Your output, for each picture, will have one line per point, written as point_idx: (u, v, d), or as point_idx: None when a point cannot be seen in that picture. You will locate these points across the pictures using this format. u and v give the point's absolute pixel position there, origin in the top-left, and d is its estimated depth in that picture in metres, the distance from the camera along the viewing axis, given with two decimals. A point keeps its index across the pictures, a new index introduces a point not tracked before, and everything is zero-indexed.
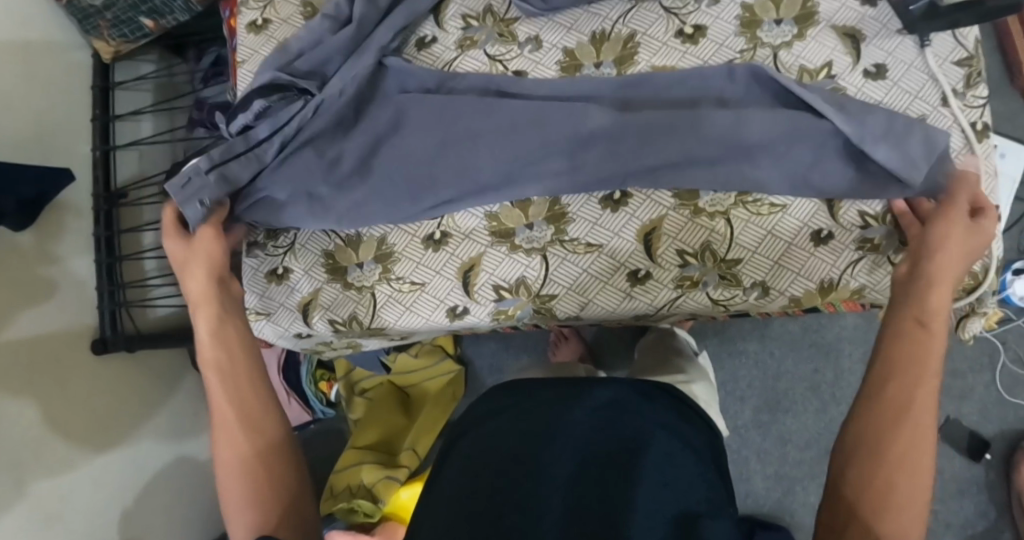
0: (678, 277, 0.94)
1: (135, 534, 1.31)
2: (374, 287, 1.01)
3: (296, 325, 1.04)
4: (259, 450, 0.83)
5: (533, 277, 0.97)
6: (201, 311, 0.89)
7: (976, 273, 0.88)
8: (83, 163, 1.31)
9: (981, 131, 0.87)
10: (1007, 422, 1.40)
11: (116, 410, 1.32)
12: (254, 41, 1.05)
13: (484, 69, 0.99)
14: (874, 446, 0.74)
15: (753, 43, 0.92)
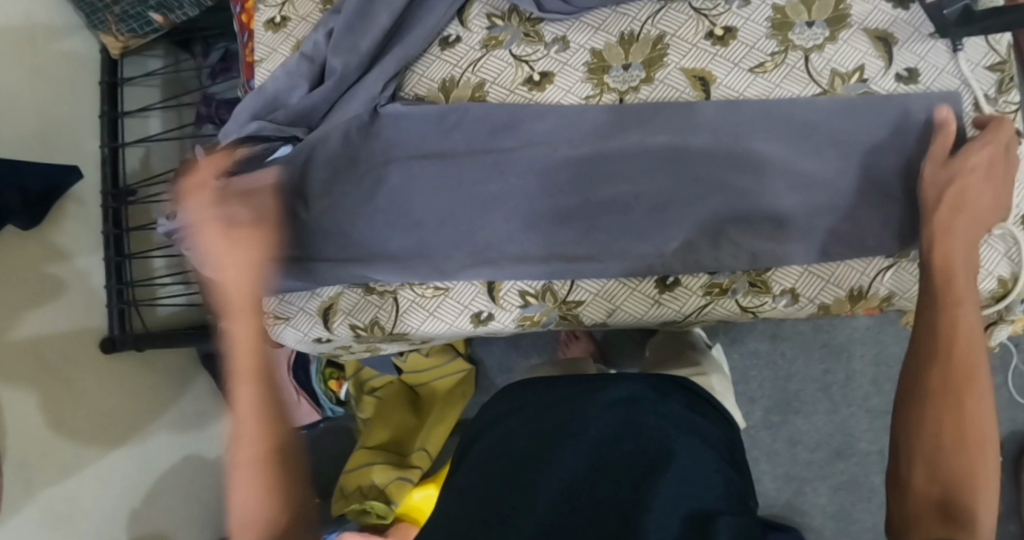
0: (707, 283, 0.93)
1: (143, 533, 1.30)
2: (395, 292, 0.99)
3: (316, 329, 1.01)
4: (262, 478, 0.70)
5: (559, 284, 0.95)
6: (244, 320, 0.74)
7: (1004, 281, 0.83)
8: (89, 160, 1.29)
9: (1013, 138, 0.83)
10: (1018, 425, 1.44)
11: (126, 408, 1.30)
12: (272, 39, 1.01)
13: (510, 70, 0.96)
14: (958, 435, 0.66)
15: (785, 46, 0.90)
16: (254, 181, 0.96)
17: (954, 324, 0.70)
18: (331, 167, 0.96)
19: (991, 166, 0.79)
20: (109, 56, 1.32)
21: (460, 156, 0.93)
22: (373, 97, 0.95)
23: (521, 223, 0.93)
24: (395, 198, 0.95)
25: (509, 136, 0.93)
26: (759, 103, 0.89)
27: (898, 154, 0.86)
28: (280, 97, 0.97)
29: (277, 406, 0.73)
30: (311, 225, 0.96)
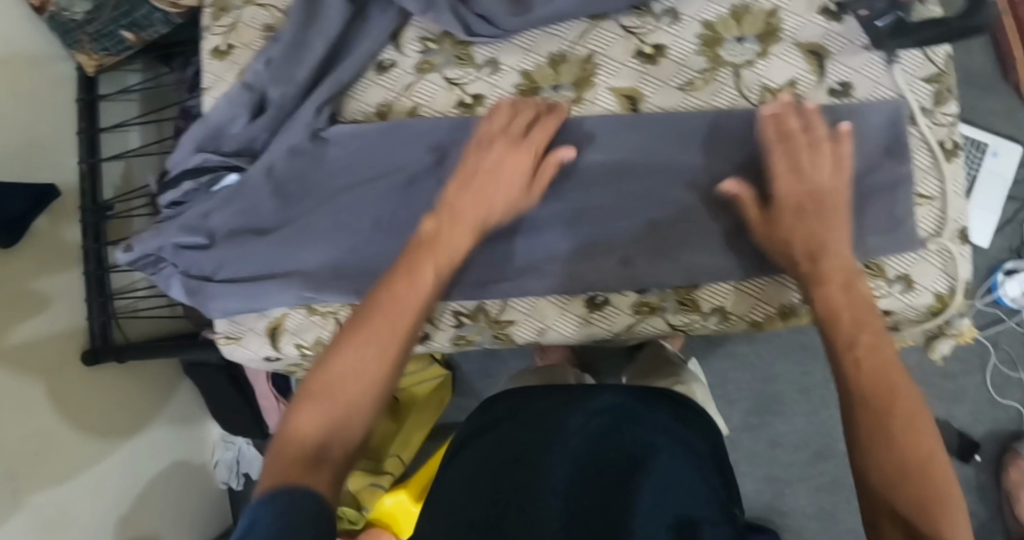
0: (637, 302, 0.93)
1: (132, 535, 1.33)
2: (337, 312, 0.90)
3: (265, 349, 0.93)
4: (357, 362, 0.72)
5: (492, 304, 0.95)
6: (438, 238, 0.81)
7: (942, 296, 0.85)
8: (69, 176, 1.32)
9: (950, 150, 0.86)
10: (998, 422, 1.47)
11: (105, 419, 1.32)
12: (218, 68, 0.95)
13: (444, 95, 0.93)
14: (901, 461, 0.67)
15: (714, 63, 0.91)
16: (201, 212, 0.91)
17: (864, 355, 0.72)
18: (275, 189, 0.91)
19: (802, 152, 0.81)
20: (86, 74, 1.34)
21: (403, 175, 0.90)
22: (310, 122, 0.91)
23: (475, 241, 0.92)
24: (339, 221, 0.89)
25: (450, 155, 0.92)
26: (697, 119, 0.89)
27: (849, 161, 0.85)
28: (222, 126, 0.92)
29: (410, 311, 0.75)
30: (262, 248, 0.90)
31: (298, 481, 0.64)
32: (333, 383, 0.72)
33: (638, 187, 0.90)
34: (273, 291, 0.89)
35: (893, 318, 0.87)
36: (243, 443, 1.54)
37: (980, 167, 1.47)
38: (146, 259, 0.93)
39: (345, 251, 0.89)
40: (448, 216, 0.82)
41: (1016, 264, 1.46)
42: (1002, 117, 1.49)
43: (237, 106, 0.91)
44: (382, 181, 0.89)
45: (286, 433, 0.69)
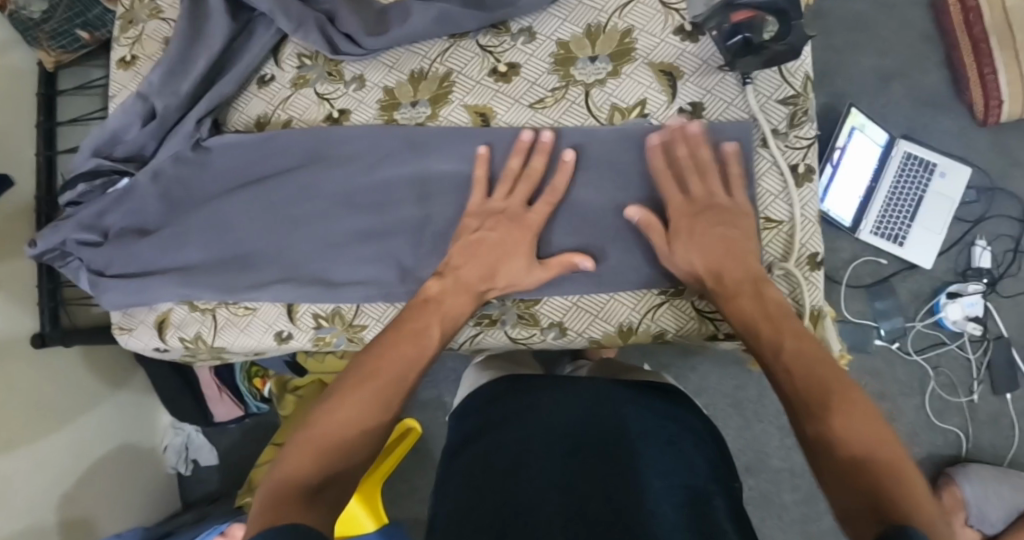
0: (478, 314, 0.97)
1: (72, 518, 1.36)
2: (215, 309, 0.99)
3: (153, 340, 1.01)
4: (353, 411, 0.78)
5: (348, 307, 0.96)
6: (439, 296, 0.90)
7: None
8: (27, 167, 1.35)
9: (803, 173, 0.92)
10: (937, 447, 1.44)
11: (58, 402, 1.37)
12: (123, 77, 1.06)
13: (314, 109, 1.01)
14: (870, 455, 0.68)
15: (565, 81, 0.96)
16: (97, 210, 1.00)
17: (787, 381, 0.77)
18: (162, 195, 1.00)
19: (688, 175, 0.90)
20: (43, 68, 1.37)
21: (280, 181, 0.97)
22: (192, 133, 0.99)
23: (346, 247, 0.96)
24: (217, 227, 0.98)
25: (322, 161, 0.97)
26: (561, 134, 0.94)
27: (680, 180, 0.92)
28: (117, 133, 1.00)
29: (404, 364, 0.83)
30: (143, 248, 0.99)
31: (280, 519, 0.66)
32: (332, 433, 0.76)
33: None
34: (156, 289, 0.98)
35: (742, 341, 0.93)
36: (193, 429, 1.64)
37: (928, 185, 1.44)
38: (52, 253, 0.99)
39: (222, 253, 0.98)
40: (452, 279, 0.90)
41: (960, 286, 1.43)
42: (952, 137, 1.48)
43: (132, 114, 1.00)
44: (261, 183, 0.98)
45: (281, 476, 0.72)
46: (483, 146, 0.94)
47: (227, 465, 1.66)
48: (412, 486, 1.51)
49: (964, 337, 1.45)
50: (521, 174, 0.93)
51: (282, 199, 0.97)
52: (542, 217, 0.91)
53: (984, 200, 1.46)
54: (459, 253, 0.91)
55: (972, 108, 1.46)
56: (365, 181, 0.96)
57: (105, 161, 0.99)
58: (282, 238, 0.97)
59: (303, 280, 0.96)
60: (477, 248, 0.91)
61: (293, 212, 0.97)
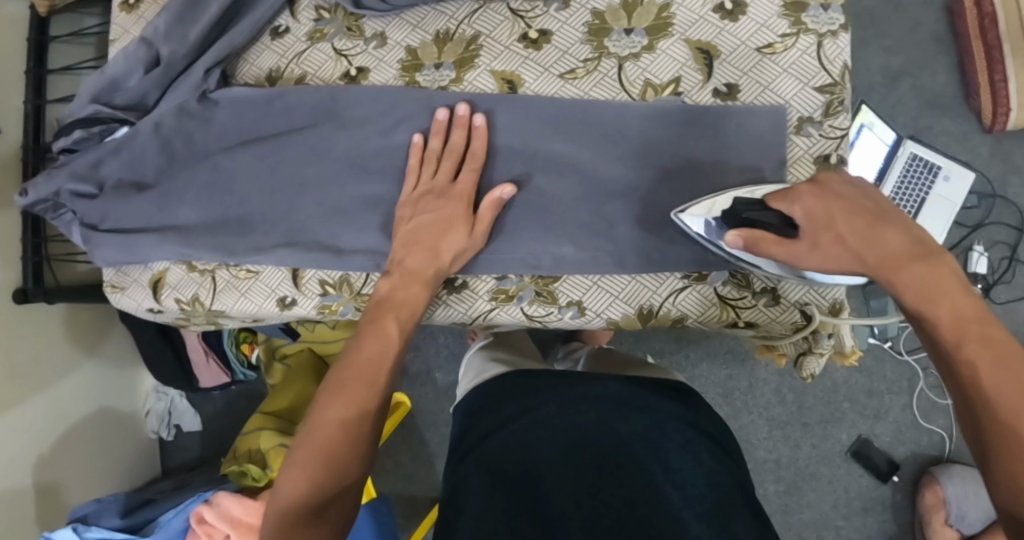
0: (494, 288, 0.94)
1: (45, 483, 1.31)
2: (214, 270, 0.94)
3: (147, 301, 0.96)
4: (334, 417, 0.76)
5: (357, 275, 0.92)
6: (399, 279, 0.87)
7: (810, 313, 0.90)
8: (13, 114, 1.31)
9: (833, 164, 0.90)
10: (919, 447, 1.47)
11: (38, 363, 1.33)
12: (125, 20, 1.01)
13: (331, 65, 0.97)
14: None
15: (598, 52, 0.93)
16: (92, 159, 0.94)
17: (984, 358, 0.69)
18: (162, 147, 0.95)
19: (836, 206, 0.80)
20: (37, 14, 1.33)
21: (287, 139, 0.93)
22: (199, 83, 0.94)
23: (357, 214, 0.92)
24: (218, 183, 0.94)
25: (335, 121, 0.93)
26: (592, 109, 0.92)
27: (704, 160, 0.90)
28: (117, 79, 0.95)
29: (372, 358, 0.80)
30: (142, 201, 0.94)
31: None
32: (320, 446, 0.74)
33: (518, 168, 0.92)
34: (151, 247, 0.92)
35: (759, 331, 0.93)
36: (176, 394, 1.60)
37: (931, 188, 1.43)
38: (43, 204, 0.94)
39: (223, 212, 0.94)
40: (401, 273, 0.87)
41: None
42: (956, 141, 1.47)
43: (134, 60, 0.94)
44: (270, 139, 0.94)
45: (276, 506, 0.72)
46: (416, 135, 0.92)
47: (208, 432, 1.62)
48: (396, 461, 1.50)
49: None
50: (444, 152, 0.91)
51: (289, 159, 0.93)
52: (471, 186, 0.89)
53: (985, 206, 1.46)
54: (404, 240, 0.88)
55: (979, 114, 1.45)
56: (379, 146, 0.93)
57: (104, 109, 0.93)
58: (288, 199, 0.93)
59: (308, 244, 0.91)
60: (415, 234, 0.88)
61: (301, 174, 0.93)
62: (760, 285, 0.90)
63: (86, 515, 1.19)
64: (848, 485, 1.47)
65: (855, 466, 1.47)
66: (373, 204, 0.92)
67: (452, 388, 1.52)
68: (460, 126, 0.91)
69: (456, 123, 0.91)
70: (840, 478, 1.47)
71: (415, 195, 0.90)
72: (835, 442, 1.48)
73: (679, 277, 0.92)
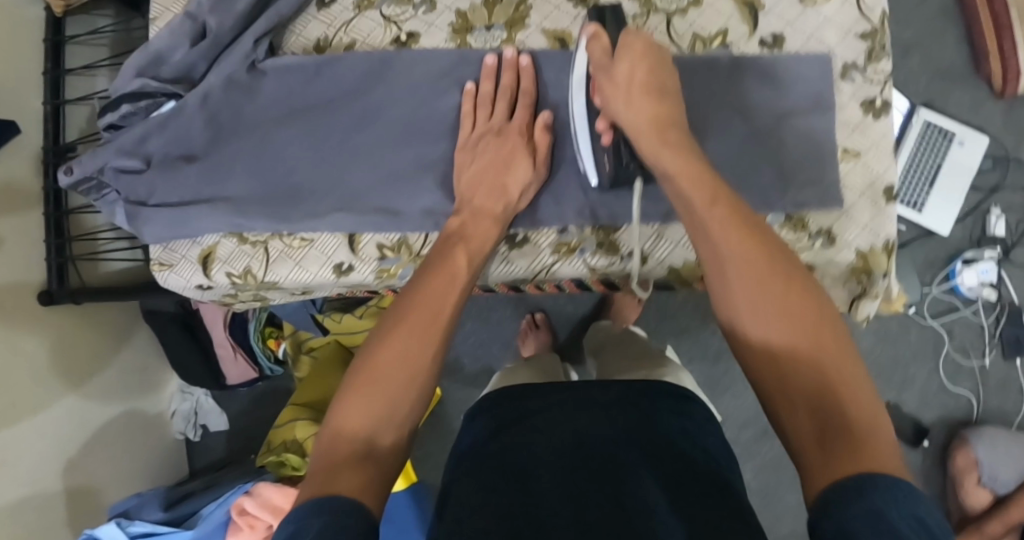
0: (555, 242, 0.96)
1: (77, 485, 1.30)
2: (267, 241, 0.94)
3: (196, 278, 0.96)
4: (399, 344, 0.75)
5: (415, 237, 0.94)
6: (466, 213, 0.88)
7: (864, 254, 0.90)
8: (31, 116, 1.28)
9: (880, 107, 0.92)
10: (947, 411, 1.49)
11: (65, 366, 1.31)
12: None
13: (381, 31, 0.97)
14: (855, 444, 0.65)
15: (646, 9, 0.95)
16: (138, 134, 0.94)
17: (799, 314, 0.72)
18: (209, 121, 0.95)
19: (627, 65, 0.85)
20: (53, 14, 1.31)
21: (338, 112, 0.95)
22: (248, 53, 0.94)
23: (410, 180, 0.93)
24: (268, 153, 0.95)
25: (383, 88, 0.95)
26: None
27: (757, 104, 0.92)
28: (163, 53, 0.94)
29: (442, 293, 0.80)
30: (191, 174, 0.94)
31: (336, 486, 0.65)
32: (384, 370, 0.74)
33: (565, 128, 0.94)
34: (204, 220, 0.93)
35: (817, 276, 0.92)
36: (201, 393, 1.59)
37: (946, 155, 1.46)
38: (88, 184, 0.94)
39: (275, 184, 0.94)
40: (471, 210, 0.88)
41: (975, 253, 1.46)
42: (970, 107, 1.50)
43: (179, 36, 0.94)
44: (324, 107, 0.95)
45: (337, 427, 0.71)
46: (469, 83, 0.94)
47: (236, 431, 1.62)
48: (427, 450, 1.50)
49: (977, 303, 1.48)
50: (497, 94, 0.93)
51: (340, 127, 0.95)
52: (529, 121, 0.92)
53: (1000, 170, 1.49)
54: (467, 182, 0.90)
55: (990, 81, 1.49)
56: (438, 109, 0.94)
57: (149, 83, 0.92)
58: (342, 165, 0.94)
59: (361, 209, 0.93)
60: (480, 173, 0.90)
61: (353, 141, 0.94)
62: (816, 226, 0.90)
63: (128, 509, 1.21)
64: None
65: None
66: (427, 168, 0.93)
67: (481, 375, 1.52)
68: (510, 68, 0.93)
69: (506, 64, 0.93)
70: None
71: (471, 140, 0.92)
72: None
73: None
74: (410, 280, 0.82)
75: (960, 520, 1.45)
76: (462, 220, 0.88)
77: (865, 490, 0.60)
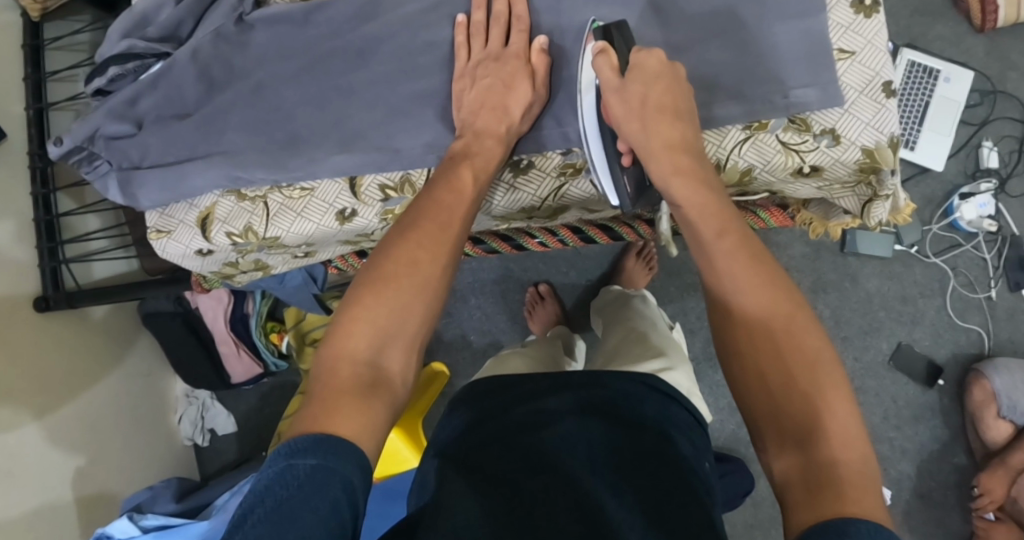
0: (561, 164, 0.94)
1: (88, 492, 1.27)
2: (266, 196, 0.96)
3: (196, 241, 0.98)
4: (403, 260, 0.74)
5: (418, 173, 0.93)
6: (469, 137, 0.87)
7: (870, 151, 0.89)
8: (14, 121, 1.22)
9: (869, 6, 0.91)
10: (959, 347, 1.48)
11: (66, 370, 1.28)
12: None
13: None
14: (812, 438, 0.68)
15: None
16: (129, 96, 0.96)
17: (782, 316, 0.73)
18: (201, 74, 0.96)
19: (636, 88, 0.84)
20: (30, 18, 1.23)
21: (330, 59, 0.95)
22: (236, 7, 0.96)
23: (409, 124, 0.93)
24: (264, 99, 0.95)
25: (375, 34, 0.94)
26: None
27: (758, 12, 0.91)
28: (149, 14, 0.96)
29: (447, 212, 0.79)
30: (186, 129, 0.95)
31: (333, 421, 0.65)
32: (389, 285, 0.72)
33: (560, 54, 0.93)
34: (202, 176, 0.94)
35: (824, 180, 0.92)
36: (207, 397, 1.56)
37: (933, 90, 1.46)
38: (79, 154, 0.95)
39: (273, 133, 0.94)
40: (473, 133, 0.87)
41: (972, 188, 1.47)
42: (952, 43, 1.51)
43: None
44: (315, 55, 0.95)
45: (339, 348, 0.70)
46: (461, 15, 0.93)
47: (247, 430, 1.60)
48: None
49: (979, 237, 1.48)
50: (490, 24, 0.93)
51: (331, 72, 0.94)
52: (525, 44, 0.91)
53: (987, 103, 1.50)
54: (470, 107, 0.89)
55: (969, 15, 1.50)
56: (432, 48, 0.94)
57: (137, 42, 0.94)
58: (341, 105, 0.94)
59: (364, 148, 0.93)
60: (483, 97, 0.89)
61: (349, 87, 0.94)
62: (819, 127, 0.90)
63: (140, 505, 1.19)
64: (895, 394, 1.48)
65: (897, 374, 1.48)
66: (424, 108, 0.93)
67: (489, 349, 1.52)
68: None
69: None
70: (887, 387, 1.48)
71: (467, 70, 0.91)
72: (875, 353, 1.48)
73: (739, 130, 0.91)
74: (414, 196, 0.80)
75: (983, 455, 1.44)
76: (469, 144, 0.86)
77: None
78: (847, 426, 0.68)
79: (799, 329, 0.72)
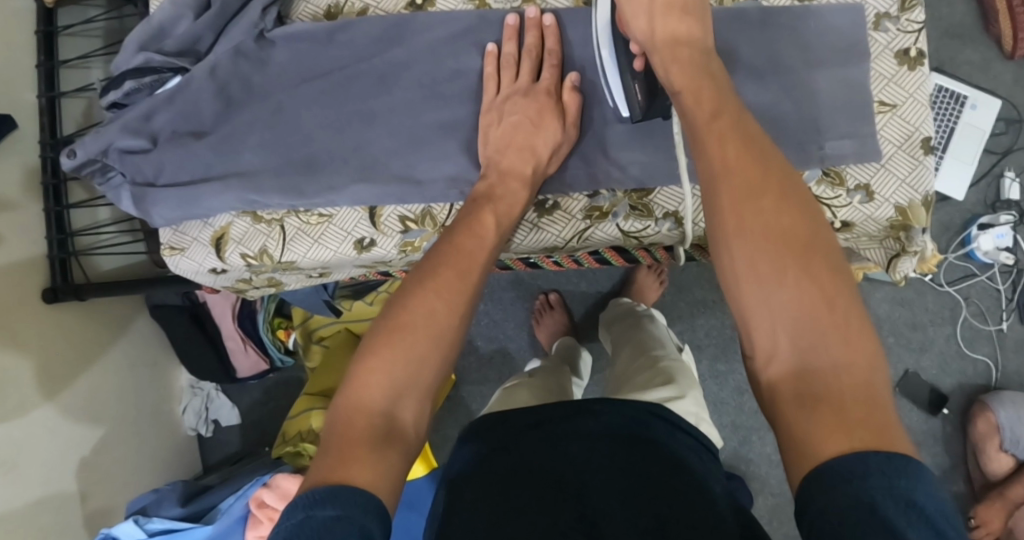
0: (587, 207, 0.94)
1: (92, 483, 1.26)
2: (282, 220, 0.95)
3: (210, 260, 0.97)
4: (421, 310, 0.73)
5: (439, 207, 0.93)
6: (493, 176, 0.87)
7: (903, 209, 0.89)
8: (26, 110, 1.19)
9: (913, 58, 0.90)
10: (965, 377, 1.47)
11: (72, 361, 1.26)
12: None
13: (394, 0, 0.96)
14: (822, 365, 0.63)
15: None
16: (145, 111, 0.93)
17: (784, 208, 0.68)
18: (219, 91, 0.93)
19: None
20: (45, 4, 1.20)
21: (354, 81, 0.93)
22: (257, 22, 0.93)
23: (432, 152, 0.92)
24: (283, 122, 0.94)
25: (400, 59, 0.93)
26: None
27: (793, 58, 0.90)
28: (166, 26, 0.93)
29: (466, 260, 0.78)
30: (203, 150, 0.93)
31: (347, 471, 0.63)
32: (406, 336, 0.71)
33: (589, 90, 0.92)
34: (218, 197, 0.92)
35: (854, 233, 0.92)
36: (212, 388, 1.56)
37: (959, 117, 1.43)
38: (92, 167, 0.93)
39: (289, 155, 0.93)
40: (498, 174, 0.87)
41: (991, 218, 1.44)
42: (980, 68, 1.48)
43: (182, 6, 0.92)
44: (339, 76, 0.93)
45: (354, 398, 0.69)
46: (490, 44, 0.93)
47: (249, 423, 1.60)
48: (444, 435, 1.48)
49: (994, 268, 1.47)
50: (519, 55, 0.92)
51: (352, 94, 0.93)
52: (555, 81, 0.91)
53: (1012, 132, 1.47)
54: (495, 146, 0.89)
55: (1000, 41, 1.46)
56: (457, 76, 0.93)
57: (157, 54, 0.91)
58: (360, 132, 0.93)
59: (383, 174, 0.92)
60: (508, 136, 0.89)
61: (372, 111, 0.93)
62: (853, 182, 0.89)
63: (145, 505, 1.19)
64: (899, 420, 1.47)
65: (902, 400, 1.47)
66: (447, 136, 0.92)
67: (496, 356, 1.49)
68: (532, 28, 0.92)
69: (527, 25, 0.92)
70: None
71: (495, 101, 0.91)
72: None
73: None
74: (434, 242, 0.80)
75: (982, 485, 1.44)
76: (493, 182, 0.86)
77: (855, 474, 0.56)
78: (857, 344, 0.64)
79: (803, 221, 0.68)
